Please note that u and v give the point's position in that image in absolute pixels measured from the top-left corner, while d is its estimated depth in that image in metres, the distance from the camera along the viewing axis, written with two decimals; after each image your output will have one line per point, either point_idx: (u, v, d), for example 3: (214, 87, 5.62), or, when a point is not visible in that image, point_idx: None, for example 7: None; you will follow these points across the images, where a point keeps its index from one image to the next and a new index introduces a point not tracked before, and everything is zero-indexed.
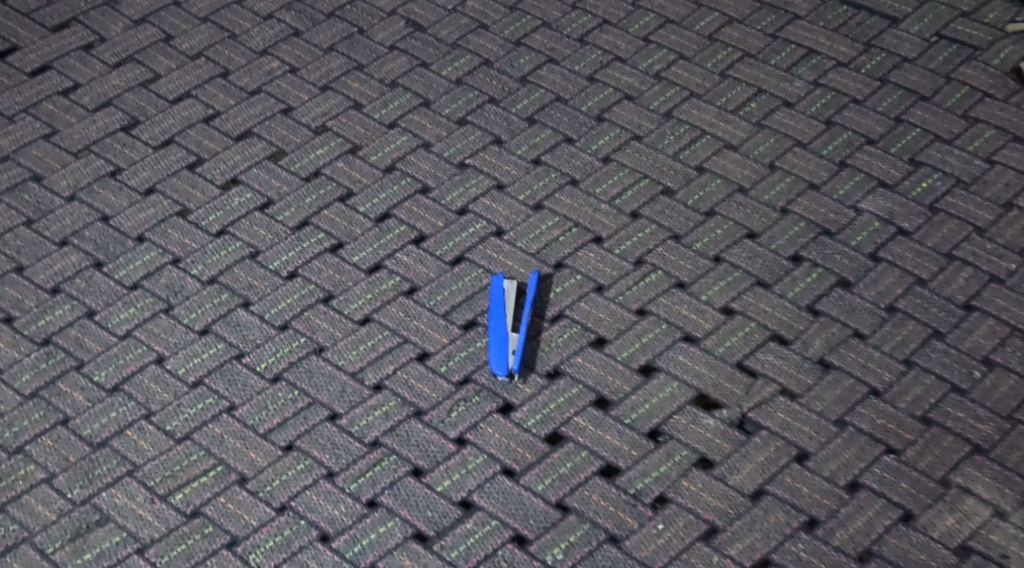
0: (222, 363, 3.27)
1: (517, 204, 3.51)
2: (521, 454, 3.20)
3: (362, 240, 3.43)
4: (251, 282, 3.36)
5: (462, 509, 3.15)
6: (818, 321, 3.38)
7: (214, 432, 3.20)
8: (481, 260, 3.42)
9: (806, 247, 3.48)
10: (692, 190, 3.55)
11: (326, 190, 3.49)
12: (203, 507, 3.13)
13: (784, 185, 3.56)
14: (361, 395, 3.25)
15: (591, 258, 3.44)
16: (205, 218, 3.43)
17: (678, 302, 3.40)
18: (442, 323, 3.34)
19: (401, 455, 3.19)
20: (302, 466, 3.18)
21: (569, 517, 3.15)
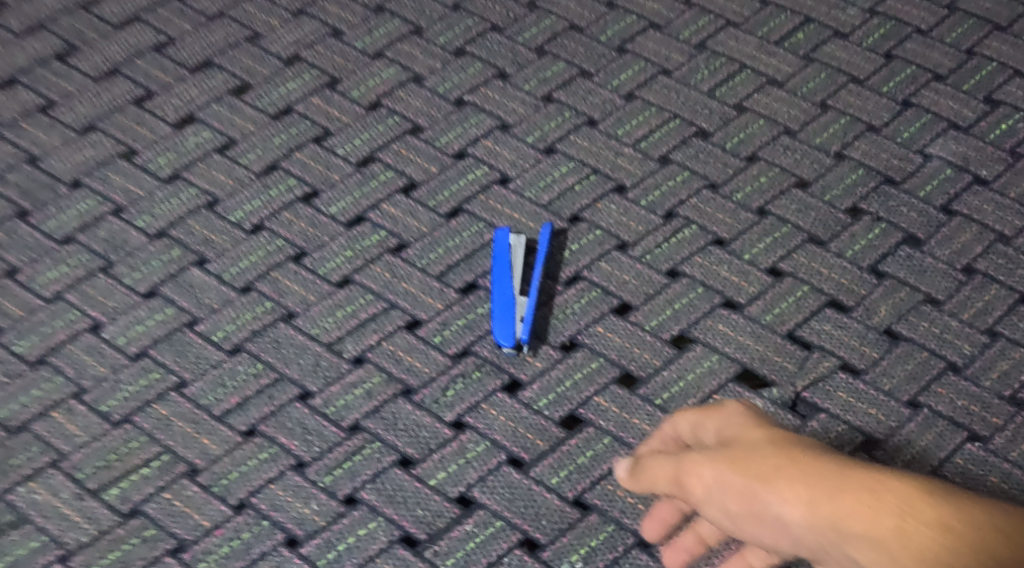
0: (171, 332, 2.74)
1: (524, 147, 2.91)
2: (532, 441, 2.67)
3: (341, 188, 2.86)
4: (208, 236, 2.82)
5: (460, 508, 2.63)
6: (884, 285, 2.81)
7: (160, 414, 2.68)
8: (482, 212, 2.85)
9: (867, 199, 2.88)
10: (729, 132, 2.94)
11: (299, 130, 2.91)
12: (143, 505, 2.62)
13: (839, 127, 2.95)
14: (338, 370, 2.72)
15: (612, 211, 2.86)
16: (154, 160, 2.87)
17: (717, 262, 2.82)
18: (435, 285, 2.79)
19: (386, 443, 2.67)
20: (265, 455, 2.66)
21: (591, 518, 2.62)
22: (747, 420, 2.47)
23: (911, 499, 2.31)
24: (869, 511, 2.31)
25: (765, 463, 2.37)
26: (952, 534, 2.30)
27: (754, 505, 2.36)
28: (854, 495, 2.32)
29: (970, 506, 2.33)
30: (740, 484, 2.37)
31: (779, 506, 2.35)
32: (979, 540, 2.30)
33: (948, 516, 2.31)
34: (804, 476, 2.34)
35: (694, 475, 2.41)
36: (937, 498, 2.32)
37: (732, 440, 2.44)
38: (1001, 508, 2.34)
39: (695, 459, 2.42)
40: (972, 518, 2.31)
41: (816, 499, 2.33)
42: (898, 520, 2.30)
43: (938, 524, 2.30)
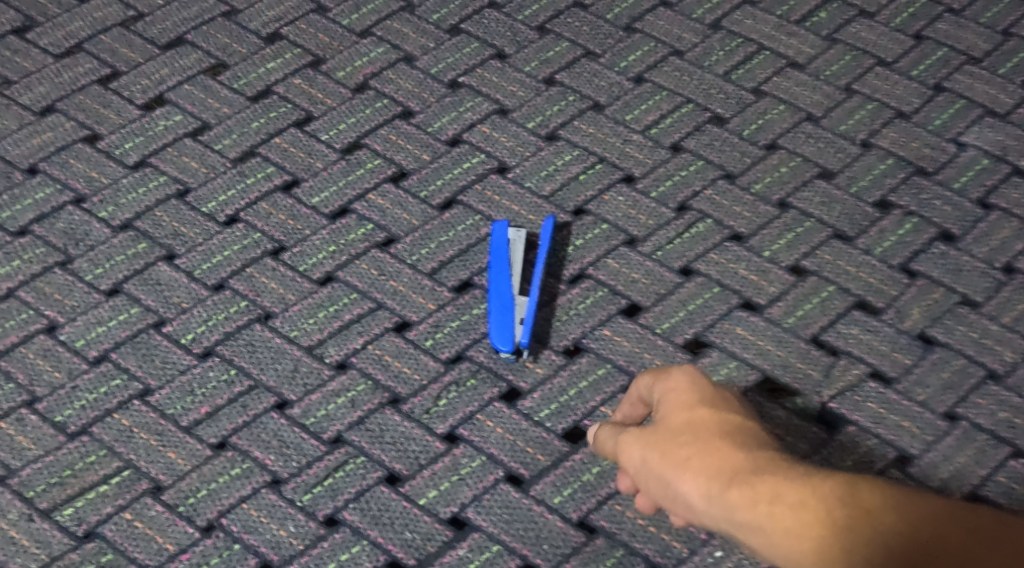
0: (135, 334, 2.50)
1: (524, 133, 2.66)
2: (533, 456, 2.43)
3: (324, 177, 2.61)
4: (177, 228, 2.57)
5: (453, 530, 2.39)
6: (916, 286, 2.54)
7: (121, 425, 2.44)
8: (478, 204, 2.60)
9: (896, 191, 2.61)
10: (747, 119, 2.68)
11: (279, 113, 2.67)
12: (100, 527, 2.38)
13: (865, 113, 2.68)
14: (320, 377, 2.48)
15: (620, 204, 2.61)
16: (119, 145, 2.63)
17: (733, 259, 2.57)
18: (427, 283, 2.54)
19: (371, 457, 2.43)
20: (238, 471, 2.42)
21: (597, 542, 2.38)
22: (695, 394, 2.16)
23: (828, 505, 2.04)
24: (761, 503, 2.06)
25: (679, 447, 2.11)
26: (867, 549, 2.01)
27: (664, 488, 2.13)
28: (764, 494, 2.06)
29: (906, 513, 2.02)
30: (655, 466, 2.13)
31: (685, 494, 2.10)
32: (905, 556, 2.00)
33: (868, 530, 2.02)
34: (717, 468, 2.09)
35: (623, 454, 2.18)
36: (863, 504, 2.03)
37: (663, 415, 2.16)
38: (948, 517, 2.02)
39: (627, 437, 2.18)
40: (899, 531, 2.02)
41: (724, 492, 2.07)
42: (809, 527, 2.04)
43: (853, 537, 2.02)
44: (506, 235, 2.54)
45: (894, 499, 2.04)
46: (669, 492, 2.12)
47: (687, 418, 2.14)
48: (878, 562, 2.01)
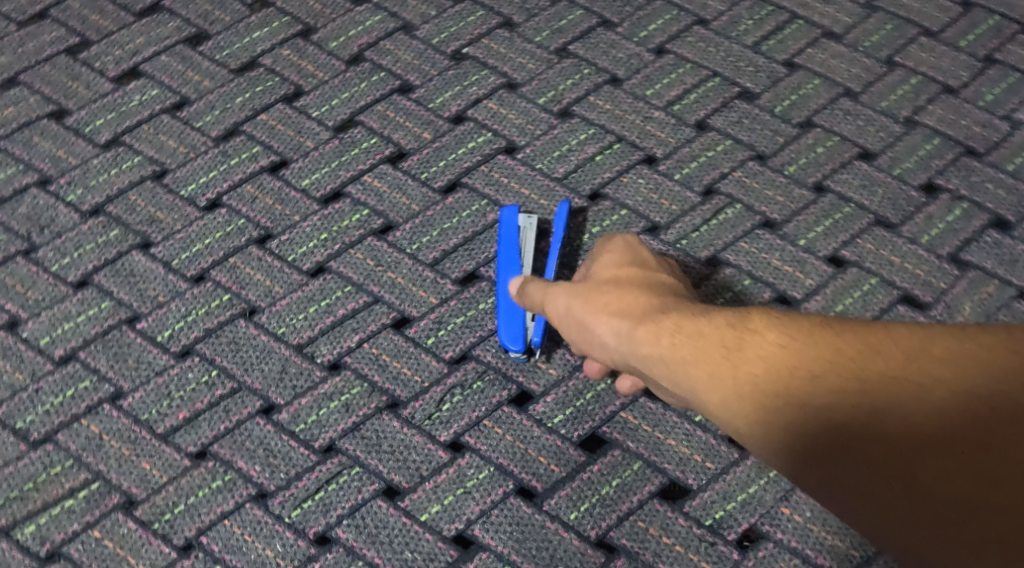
0: (106, 331, 2.26)
1: (535, 109, 2.41)
2: (546, 467, 2.19)
3: (315, 157, 2.37)
4: (153, 213, 2.33)
5: (458, 549, 2.15)
6: (968, 278, 2.30)
7: (90, 433, 2.20)
8: (484, 187, 2.36)
9: (945, 173, 2.37)
10: (780, 94, 2.43)
11: (265, 87, 2.42)
12: (65, 545, 2.15)
13: (909, 88, 2.43)
14: (310, 379, 2.24)
15: (640, 186, 2.36)
16: (89, 122, 2.38)
17: (766, 249, 2.33)
18: (428, 275, 2.30)
19: (367, 468, 2.19)
20: (219, 484, 2.18)
21: (618, 562, 2.14)
22: (629, 256, 2.13)
23: (734, 335, 1.98)
24: (664, 334, 2.00)
25: (599, 292, 2.06)
26: (774, 377, 1.95)
27: (576, 327, 2.07)
28: (670, 329, 2.00)
29: (815, 339, 1.96)
30: (577, 311, 2.07)
31: (595, 330, 2.05)
32: (815, 381, 1.94)
33: (773, 356, 1.96)
34: (630, 306, 2.04)
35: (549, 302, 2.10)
36: (770, 333, 1.98)
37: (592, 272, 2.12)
38: (862, 338, 1.96)
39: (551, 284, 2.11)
40: (807, 358, 1.95)
41: (632, 328, 2.02)
42: (713, 357, 1.97)
43: (757, 364, 1.96)
44: (516, 224, 2.31)
45: (804, 326, 1.97)
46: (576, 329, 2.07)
47: (612, 275, 2.09)
48: (789, 391, 1.95)
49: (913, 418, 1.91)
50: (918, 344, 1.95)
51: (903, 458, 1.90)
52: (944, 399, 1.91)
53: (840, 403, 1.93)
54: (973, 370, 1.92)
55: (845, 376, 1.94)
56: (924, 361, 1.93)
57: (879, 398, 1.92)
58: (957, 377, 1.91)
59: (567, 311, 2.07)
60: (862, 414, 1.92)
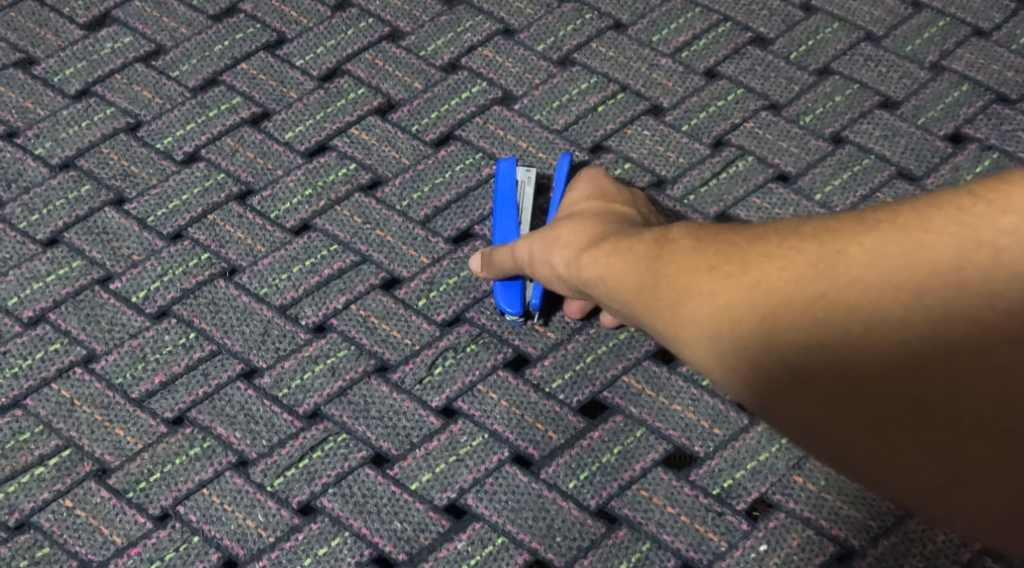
0: (77, 291, 2.13)
1: (534, 57, 2.28)
2: (543, 434, 2.06)
3: (299, 108, 2.24)
4: (127, 167, 2.20)
5: (450, 519, 2.02)
6: None
7: (60, 398, 2.07)
8: (479, 139, 2.23)
9: (972, 121, 2.23)
10: (795, 40, 2.29)
11: (246, 35, 2.29)
12: (35, 515, 2.02)
13: (935, 31, 2.29)
14: (294, 341, 2.11)
15: (646, 138, 2.23)
16: (59, 71, 2.25)
17: (779, 204, 2.19)
18: (419, 232, 2.17)
19: (354, 435, 2.06)
20: (197, 451, 2.05)
21: (620, 533, 2.01)
22: (591, 190, 2.05)
23: (656, 249, 1.85)
24: (600, 254, 1.89)
25: (551, 229, 1.98)
26: (690, 287, 1.81)
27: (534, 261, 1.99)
28: (605, 254, 1.88)
29: (721, 242, 1.83)
30: (535, 253, 1.98)
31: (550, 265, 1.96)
32: (724, 286, 1.80)
33: (686, 264, 1.82)
34: (576, 238, 1.94)
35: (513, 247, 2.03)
36: (685, 242, 1.85)
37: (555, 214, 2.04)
38: (760, 234, 1.82)
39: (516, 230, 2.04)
40: (715, 260, 1.81)
41: (576, 256, 1.91)
42: (642, 275, 1.84)
43: (674, 275, 1.82)
44: (512, 174, 2.17)
45: (718, 233, 1.85)
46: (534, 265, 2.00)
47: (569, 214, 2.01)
48: (703, 297, 1.80)
49: (825, 319, 1.77)
50: (813, 232, 1.81)
51: (826, 367, 1.77)
52: (851, 293, 1.77)
53: (750, 306, 1.78)
54: (864, 254, 1.77)
55: (750, 275, 1.79)
56: (821, 249, 1.79)
57: (787, 299, 1.78)
58: (855, 264, 1.77)
59: (525, 252, 2.00)
60: (775, 320, 1.78)
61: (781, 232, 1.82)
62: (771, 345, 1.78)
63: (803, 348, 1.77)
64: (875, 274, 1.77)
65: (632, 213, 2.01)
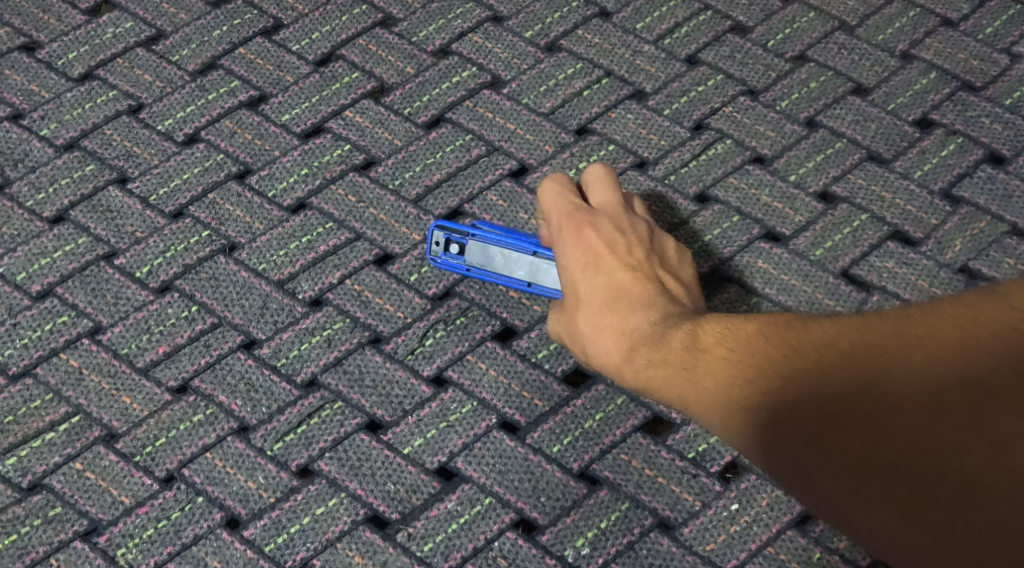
0: (83, 267, 2.23)
1: (522, 43, 2.38)
2: (529, 402, 2.16)
3: (295, 92, 2.34)
4: (129, 148, 2.30)
5: (440, 481, 2.12)
6: (959, 214, 2.26)
7: (69, 367, 2.18)
8: (469, 122, 2.33)
9: (940, 107, 2.32)
10: (773, 27, 2.39)
11: (243, 20, 2.39)
12: (47, 477, 2.12)
13: (907, 20, 2.39)
14: (291, 314, 2.21)
15: (629, 122, 2.33)
16: (62, 55, 2.35)
17: (755, 184, 2.29)
18: (411, 212, 2.27)
19: (350, 403, 2.16)
20: (201, 417, 2.15)
21: (601, 493, 2.11)
22: (585, 255, 2.13)
23: (692, 357, 2.03)
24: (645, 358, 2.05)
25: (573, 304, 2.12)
26: (738, 402, 1.97)
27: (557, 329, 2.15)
28: (632, 347, 2.07)
29: (760, 356, 1.98)
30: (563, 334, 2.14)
31: (582, 346, 2.11)
32: (765, 394, 1.96)
33: (721, 368, 2.00)
34: (596, 309, 2.10)
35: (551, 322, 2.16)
36: (722, 352, 2.01)
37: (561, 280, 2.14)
38: (797, 347, 1.97)
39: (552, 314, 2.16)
40: (750, 366, 1.98)
41: (617, 353, 2.08)
42: (680, 381, 2.02)
43: (710, 382, 2.00)
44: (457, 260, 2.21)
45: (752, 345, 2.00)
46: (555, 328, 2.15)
47: (574, 289, 2.12)
48: (745, 407, 1.97)
49: (863, 424, 1.91)
50: (852, 342, 1.95)
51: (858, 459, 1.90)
52: (886, 396, 1.91)
53: (795, 419, 1.94)
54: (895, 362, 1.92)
55: (792, 388, 1.95)
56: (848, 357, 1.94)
57: (829, 408, 1.93)
58: (885, 367, 1.92)
59: (553, 331, 2.15)
60: (820, 428, 1.92)
61: (821, 347, 1.96)
62: (819, 453, 1.92)
63: (850, 456, 1.90)
64: (908, 377, 1.91)
65: (641, 259, 2.14)
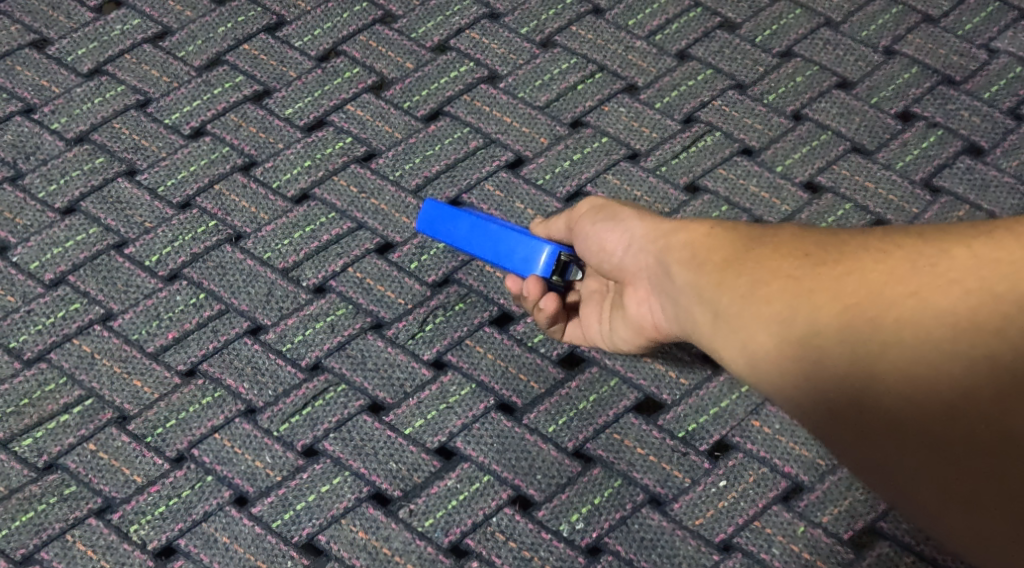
0: (94, 256, 2.31)
1: (518, 39, 2.46)
2: (526, 383, 2.24)
3: (298, 87, 2.42)
4: (138, 141, 2.38)
5: (441, 460, 2.21)
6: (939, 203, 2.33)
7: (82, 351, 2.26)
8: (467, 115, 2.41)
9: (921, 101, 2.40)
10: (760, 24, 2.48)
11: (247, 17, 2.47)
12: (61, 458, 2.20)
13: (889, 17, 2.47)
14: (296, 301, 2.29)
15: (621, 115, 2.41)
16: (72, 51, 2.43)
17: (743, 175, 2.37)
18: (411, 202, 2.35)
19: (353, 385, 2.24)
20: (209, 400, 2.23)
21: (594, 471, 2.20)
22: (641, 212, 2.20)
23: (742, 256, 2.04)
24: (697, 254, 2.05)
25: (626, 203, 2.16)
26: (786, 283, 2.00)
27: (548, 226, 2.22)
28: (689, 240, 2.07)
29: (807, 256, 2.02)
30: (597, 226, 2.15)
31: (601, 235, 2.14)
32: (814, 271, 2.01)
33: (776, 254, 2.03)
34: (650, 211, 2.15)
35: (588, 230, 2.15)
36: (772, 255, 2.03)
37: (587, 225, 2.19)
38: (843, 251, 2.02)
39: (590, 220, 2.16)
40: (801, 264, 2.01)
41: (660, 244, 2.09)
42: (724, 267, 2.04)
43: (758, 263, 2.03)
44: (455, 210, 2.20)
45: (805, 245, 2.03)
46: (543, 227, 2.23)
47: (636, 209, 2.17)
48: (788, 298, 2.00)
49: (902, 307, 1.97)
50: (918, 234, 2.02)
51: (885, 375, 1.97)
52: (936, 283, 1.98)
53: (837, 294, 1.99)
54: (944, 284, 1.98)
55: (844, 266, 2.00)
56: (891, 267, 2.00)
57: (874, 285, 1.99)
58: (930, 284, 1.98)
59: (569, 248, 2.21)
60: (861, 307, 1.98)
61: (883, 236, 2.02)
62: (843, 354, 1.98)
63: (881, 340, 1.97)
64: (965, 270, 1.98)
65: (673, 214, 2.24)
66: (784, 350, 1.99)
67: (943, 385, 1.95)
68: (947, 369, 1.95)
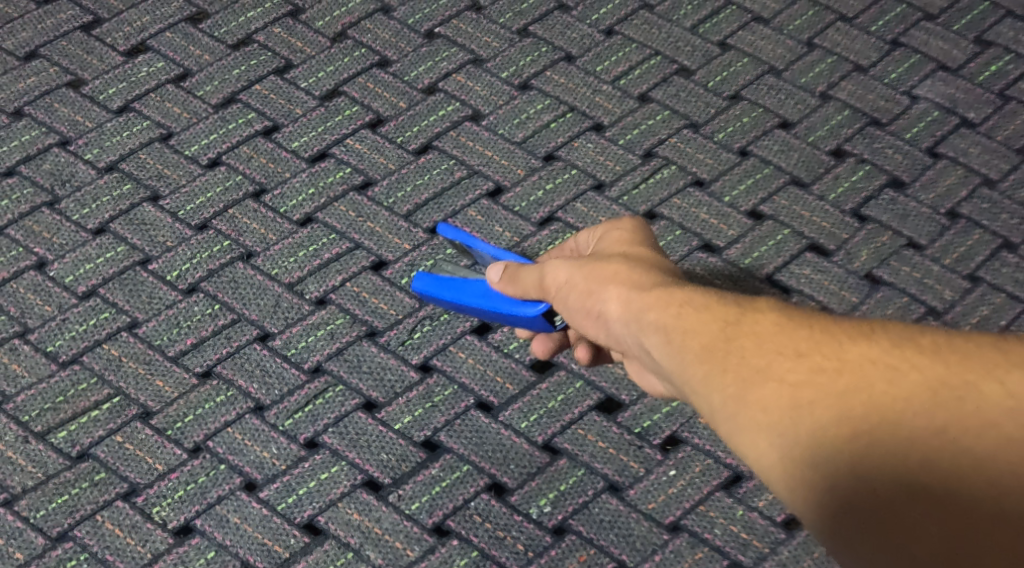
0: (122, 271, 2.62)
1: (498, 83, 2.78)
2: (501, 385, 2.56)
3: (303, 122, 2.74)
4: (161, 170, 2.69)
5: (426, 452, 2.51)
6: (865, 230, 2.65)
7: (110, 355, 2.56)
8: (453, 149, 2.72)
9: (852, 140, 2.72)
10: (712, 71, 2.80)
11: (259, 61, 2.79)
12: (93, 448, 2.50)
13: (825, 66, 2.79)
14: (300, 311, 2.60)
15: (589, 150, 2.72)
16: (103, 91, 2.75)
17: (695, 204, 2.67)
18: (403, 225, 2.66)
19: (349, 386, 2.55)
20: (222, 398, 2.54)
21: (560, 462, 2.51)
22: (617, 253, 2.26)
23: (733, 340, 2.08)
24: (688, 334, 2.10)
25: (597, 267, 2.22)
26: (776, 379, 2.04)
27: (520, 286, 2.29)
28: (660, 320, 2.13)
29: (802, 343, 2.06)
30: (576, 301, 2.22)
31: (585, 311, 2.22)
32: (807, 376, 2.03)
33: (763, 352, 2.06)
34: (629, 276, 2.19)
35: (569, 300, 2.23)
36: (765, 341, 2.07)
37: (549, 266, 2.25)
38: (837, 340, 2.06)
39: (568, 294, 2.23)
40: (795, 355, 2.05)
41: (642, 318, 2.15)
42: (711, 348, 2.08)
43: (746, 363, 2.06)
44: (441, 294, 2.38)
45: (799, 332, 2.07)
46: (512, 284, 2.30)
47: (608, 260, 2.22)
48: (780, 389, 2.03)
49: (897, 421, 2.00)
50: (919, 345, 2.04)
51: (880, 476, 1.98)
52: (932, 403, 2.00)
53: (828, 402, 2.02)
54: (944, 392, 2.01)
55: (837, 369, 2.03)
56: (891, 367, 2.03)
57: (867, 397, 2.01)
58: (932, 392, 2.01)
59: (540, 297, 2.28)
60: (854, 417, 2.01)
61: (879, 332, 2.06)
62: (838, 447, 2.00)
63: (877, 450, 1.99)
64: (967, 395, 2.00)
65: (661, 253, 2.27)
66: (778, 454, 2.02)
67: (930, 496, 1.97)
68: (935, 483, 1.97)
